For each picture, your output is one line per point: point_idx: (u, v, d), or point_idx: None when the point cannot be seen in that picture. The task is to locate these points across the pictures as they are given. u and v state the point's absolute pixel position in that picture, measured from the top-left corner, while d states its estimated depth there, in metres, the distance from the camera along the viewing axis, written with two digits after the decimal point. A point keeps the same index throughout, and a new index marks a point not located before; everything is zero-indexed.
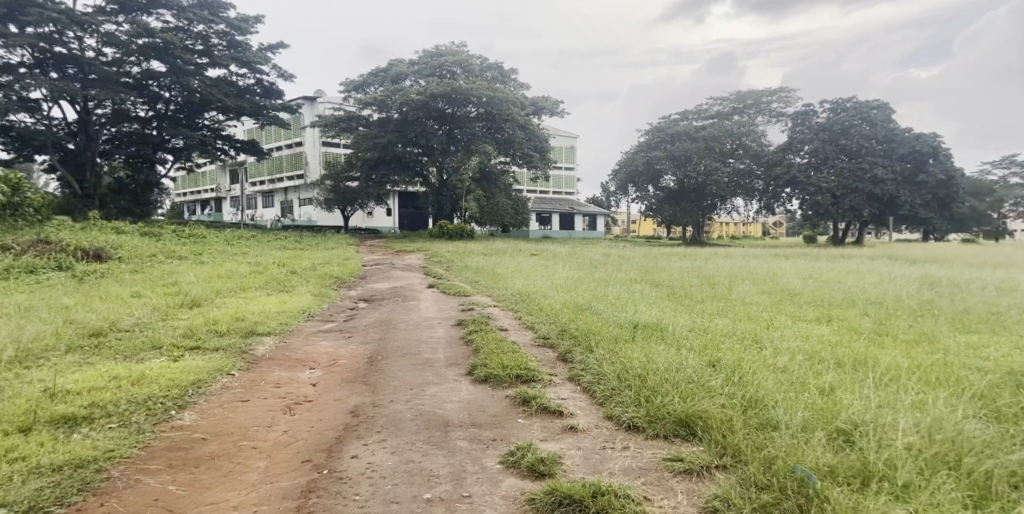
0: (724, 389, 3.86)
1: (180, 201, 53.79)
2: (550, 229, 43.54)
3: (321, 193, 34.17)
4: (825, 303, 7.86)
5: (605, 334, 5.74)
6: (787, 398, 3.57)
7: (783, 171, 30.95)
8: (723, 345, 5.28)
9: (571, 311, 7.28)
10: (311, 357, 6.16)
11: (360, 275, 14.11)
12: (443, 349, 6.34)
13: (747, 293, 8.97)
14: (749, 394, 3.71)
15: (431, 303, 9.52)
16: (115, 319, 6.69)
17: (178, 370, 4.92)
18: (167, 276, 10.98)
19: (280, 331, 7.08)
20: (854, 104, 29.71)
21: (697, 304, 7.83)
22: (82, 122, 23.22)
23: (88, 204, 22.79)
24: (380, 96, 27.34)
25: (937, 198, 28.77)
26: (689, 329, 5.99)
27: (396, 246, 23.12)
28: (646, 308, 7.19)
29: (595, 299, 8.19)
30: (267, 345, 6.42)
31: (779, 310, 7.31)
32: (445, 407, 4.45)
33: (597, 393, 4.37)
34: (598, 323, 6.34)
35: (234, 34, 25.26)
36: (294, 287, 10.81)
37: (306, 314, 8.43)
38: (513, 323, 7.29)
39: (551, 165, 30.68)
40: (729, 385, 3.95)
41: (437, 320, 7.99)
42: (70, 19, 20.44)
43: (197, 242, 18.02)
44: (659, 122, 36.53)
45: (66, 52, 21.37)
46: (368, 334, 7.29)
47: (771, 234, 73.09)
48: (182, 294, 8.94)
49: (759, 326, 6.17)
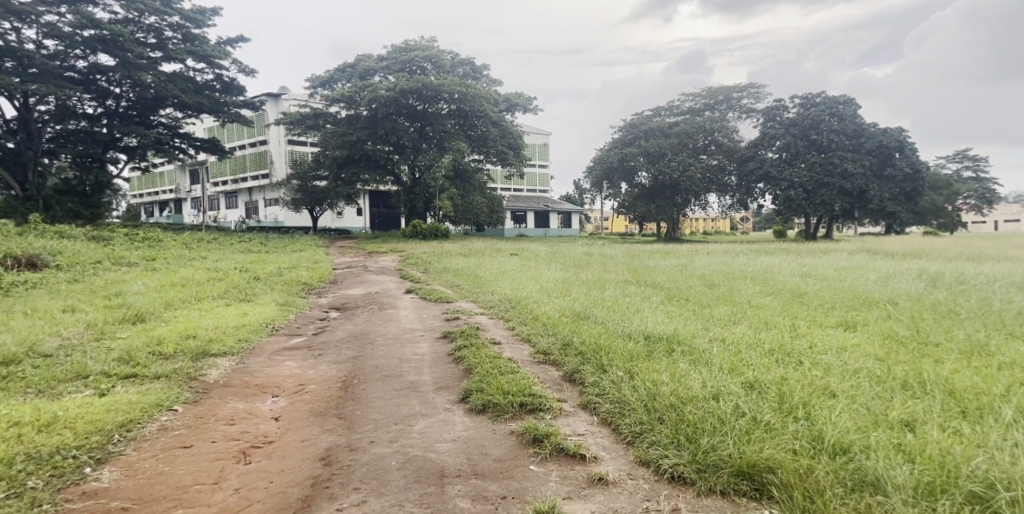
0: (788, 424, 3.12)
1: (137, 203, 51.52)
2: (525, 227, 42.86)
3: (288, 193, 32.80)
4: (840, 302, 7.17)
5: (618, 350, 4.96)
6: (874, 441, 2.89)
7: (756, 166, 30.78)
8: (755, 357, 4.54)
9: (570, 321, 6.48)
10: (274, 382, 5.27)
11: (330, 279, 13.12)
12: (429, 370, 5.50)
13: (752, 294, 8.26)
14: (820, 429, 3.00)
15: (412, 311, 8.68)
16: (34, 342, 5.70)
17: (102, 408, 3.98)
18: (111, 286, 9.93)
19: (237, 351, 6.14)
20: (823, 99, 29.70)
21: (705, 309, 7.07)
22: (22, 119, 21.82)
23: (32, 206, 21.12)
24: (348, 91, 26.26)
25: (903, 191, 28.88)
26: (710, 340, 5.24)
27: (367, 247, 22.17)
28: (652, 317, 6.42)
29: (594, 306, 7.41)
30: (220, 368, 5.49)
31: (796, 312, 6.60)
32: (437, 449, 3.64)
33: (622, 429, 3.58)
34: (604, 336, 5.56)
35: (189, 27, 23.92)
36: (256, 296, 9.81)
37: (269, 328, 7.52)
38: (505, 335, 6.51)
39: (525, 162, 29.91)
40: (790, 418, 3.20)
41: (420, 332, 7.13)
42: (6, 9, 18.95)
43: (151, 247, 16.81)
44: (633, 118, 36.13)
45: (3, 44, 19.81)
46: (342, 351, 6.40)
47: (739, 230, 73.95)
48: (124, 307, 7.95)
49: (785, 333, 5.45)
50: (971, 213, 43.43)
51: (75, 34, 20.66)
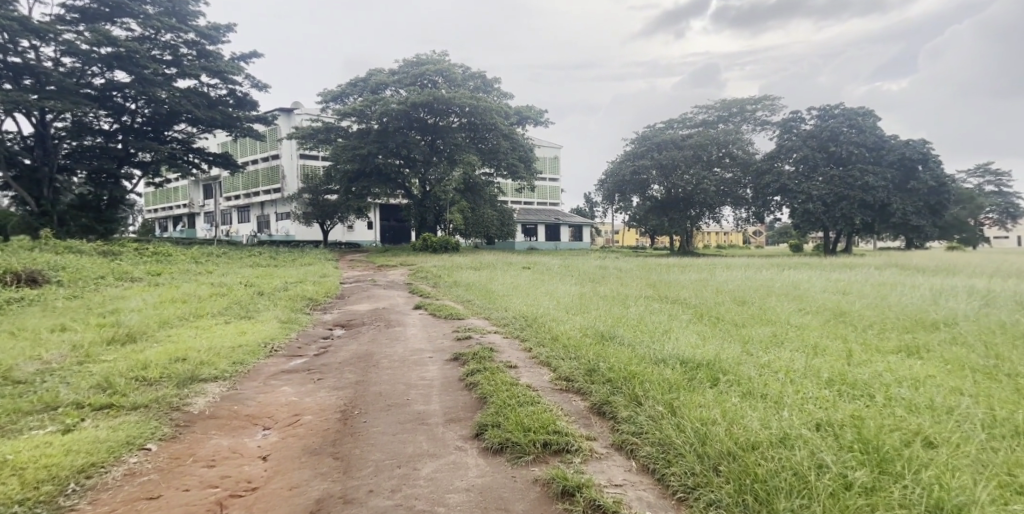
0: (893, 486, 2.57)
1: (152, 217, 51.68)
2: (536, 241, 42.37)
3: (299, 207, 32.52)
4: (890, 322, 6.56)
5: (652, 378, 4.38)
6: None
7: (773, 180, 29.99)
8: (813, 388, 3.97)
9: (594, 344, 5.88)
10: (267, 412, 4.72)
11: (337, 294, 12.60)
12: (439, 398, 4.93)
13: (788, 313, 7.65)
14: (940, 498, 2.47)
15: (421, 329, 8.13)
16: (9, 368, 5.20)
17: (62, 449, 3.49)
18: (108, 303, 9.47)
19: (230, 375, 5.60)
20: (841, 111, 29.06)
21: (740, 330, 6.45)
22: (39, 136, 21.79)
23: (46, 221, 20.94)
24: (358, 105, 25.97)
25: (927, 205, 28.11)
26: (755, 366, 4.65)
27: (378, 261, 21.75)
28: (684, 338, 5.80)
29: (619, 325, 6.81)
30: (207, 396, 4.95)
31: (847, 335, 5.98)
32: (446, 504, 3.08)
33: (670, 481, 2.99)
34: (635, 361, 4.97)
35: (203, 43, 23.85)
36: (258, 313, 9.29)
37: (269, 348, 6.97)
38: (522, 358, 5.94)
39: (537, 175, 29.42)
40: (895, 477, 2.64)
41: (429, 353, 6.55)
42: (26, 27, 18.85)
43: (158, 261, 16.39)
44: (645, 131, 35.64)
45: (20, 62, 19.77)
46: (343, 375, 5.84)
47: (752, 243, 73.12)
48: (117, 325, 7.46)
49: (838, 358, 4.86)
50: (993, 227, 42.42)
51: (92, 51, 20.49)
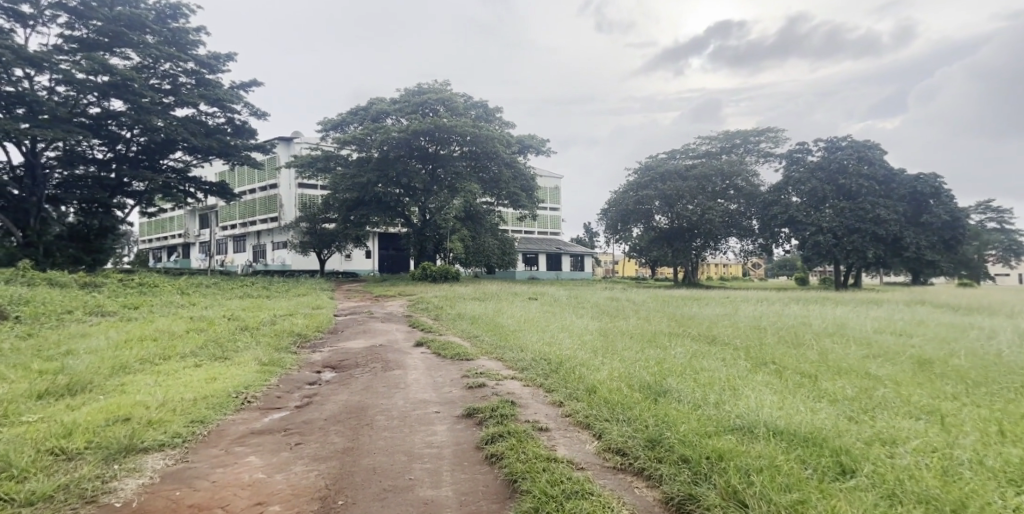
0: None
1: (146, 247, 50.62)
2: (537, 270, 41.33)
3: (296, 235, 31.45)
4: (998, 376, 5.29)
5: (753, 461, 3.18)
6: None
7: (780, 210, 28.79)
8: (1001, 489, 2.79)
9: (647, 402, 4.63)
10: (220, 499, 3.47)
11: (329, 329, 11.40)
12: (452, 477, 3.69)
13: (860, 359, 6.37)
14: None
15: (424, 373, 6.86)
16: None
17: None
18: (65, 342, 8.26)
19: (185, 440, 4.38)
20: (849, 143, 27.94)
21: (817, 384, 5.17)
22: (28, 165, 20.68)
23: (31, 251, 19.59)
24: (358, 134, 25.13)
25: (942, 239, 27.06)
26: (887, 443, 3.43)
27: (376, 291, 20.61)
28: (759, 396, 4.57)
29: (667, 374, 5.57)
30: (144, 476, 3.73)
31: (956, 393, 4.70)
32: None
33: None
34: (713, 433, 3.74)
35: (203, 72, 22.93)
36: (237, 353, 8.02)
37: (241, 399, 5.73)
38: (553, 417, 4.69)
39: (539, 205, 28.31)
40: None
41: (435, 408, 5.28)
42: (19, 55, 17.96)
43: (139, 293, 15.21)
44: (648, 160, 34.75)
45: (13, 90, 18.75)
46: (328, 439, 4.57)
47: (752, 275, 72.32)
48: (61, 371, 6.25)
49: (987, 432, 3.62)
50: (997, 264, 41.51)
51: (88, 80, 19.60)
